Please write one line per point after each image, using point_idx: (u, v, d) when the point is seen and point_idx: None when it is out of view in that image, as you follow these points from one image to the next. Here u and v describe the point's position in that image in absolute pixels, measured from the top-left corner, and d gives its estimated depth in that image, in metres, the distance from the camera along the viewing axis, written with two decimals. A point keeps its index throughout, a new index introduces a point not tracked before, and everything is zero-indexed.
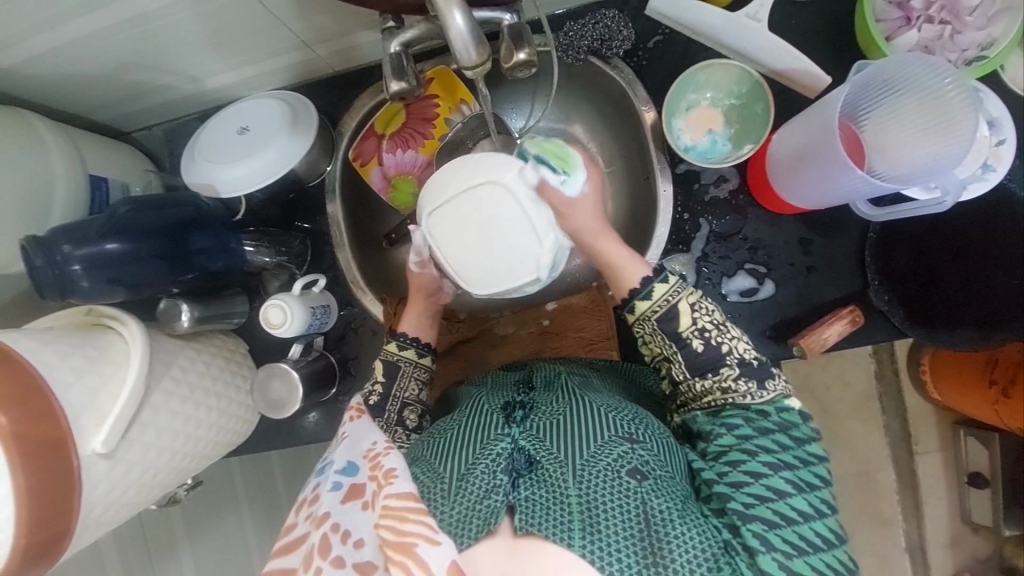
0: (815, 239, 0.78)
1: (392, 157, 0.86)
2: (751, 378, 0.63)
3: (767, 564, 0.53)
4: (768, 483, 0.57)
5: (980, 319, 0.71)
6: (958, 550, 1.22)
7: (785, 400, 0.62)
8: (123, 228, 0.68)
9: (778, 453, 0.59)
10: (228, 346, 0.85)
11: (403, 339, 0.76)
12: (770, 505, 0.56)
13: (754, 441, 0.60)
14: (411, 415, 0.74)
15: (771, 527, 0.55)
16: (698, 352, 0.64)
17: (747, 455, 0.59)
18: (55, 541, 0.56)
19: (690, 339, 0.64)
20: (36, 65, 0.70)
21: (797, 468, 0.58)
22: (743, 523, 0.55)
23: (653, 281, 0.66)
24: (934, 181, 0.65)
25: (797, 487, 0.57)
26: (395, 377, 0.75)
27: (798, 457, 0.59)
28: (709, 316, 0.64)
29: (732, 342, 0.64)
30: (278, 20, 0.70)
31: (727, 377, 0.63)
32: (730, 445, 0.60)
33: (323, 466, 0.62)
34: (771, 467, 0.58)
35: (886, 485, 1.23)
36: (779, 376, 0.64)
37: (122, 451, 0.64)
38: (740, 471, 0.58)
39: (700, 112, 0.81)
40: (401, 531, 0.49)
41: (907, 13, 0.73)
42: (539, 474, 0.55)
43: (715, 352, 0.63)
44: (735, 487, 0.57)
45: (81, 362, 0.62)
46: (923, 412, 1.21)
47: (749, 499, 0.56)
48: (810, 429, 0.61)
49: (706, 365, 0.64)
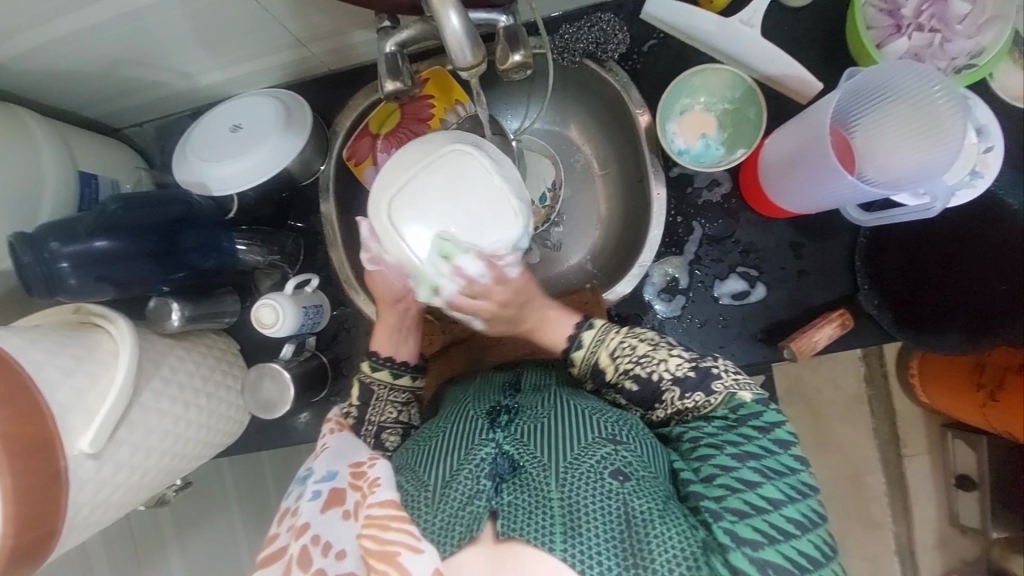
0: (806, 243, 0.79)
1: (386, 157, 0.85)
2: (695, 391, 0.63)
3: (738, 559, 0.52)
4: (738, 476, 0.57)
5: (967, 324, 0.72)
6: (945, 552, 1.24)
7: (737, 396, 0.62)
8: (113, 226, 0.67)
9: (743, 444, 0.59)
10: (219, 345, 0.84)
11: (375, 360, 0.75)
12: (740, 496, 0.56)
13: (718, 436, 0.60)
14: (391, 439, 0.73)
15: (740, 518, 0.54)
16: (633, 390, 0.65)
17: (714, 449, 0.59)
18: (41, 542, 0.55)
19: (623, 383, 0.66)
20: (26, 60, 0.69)
21: (763, 458, 0.58)
22: (714, 520, 0.55)
23: (579, 334, 0.70)
24: (922, 187, 0.66)
25: (764, 475, 0.57)
26: (369, 401, 0.73)
27: (765, 447, 0.59)
28: (629, 356, 0.66)
29: (660, 366, 0.64)
30: (272, 18, 0.70)
31: (672, 400, 0.64)
32: (698, 441, 0.61)
33: (304, 476, 0.62)
34: (738, 459, 0.58)
35: (874, 488, 1.24)
36: (724, 372, 0.63)
37: (110, 451, 0.63)
38: (710, 465, 0.58)
39: (695, 116, 0.81)
40: (383, 541, 0.50)
41: (897, 21, 0.75)
42: (522, 478, 0.55)
43: (650, 384, 0.64)
44: (707, 482, 0.58)
45: (69, 361, 0.61)
46: (912, 414, 1.22)
47: (720, 492, 0.56)
48: (776, 417, 0.61)
49: (649, 399, 0.65)
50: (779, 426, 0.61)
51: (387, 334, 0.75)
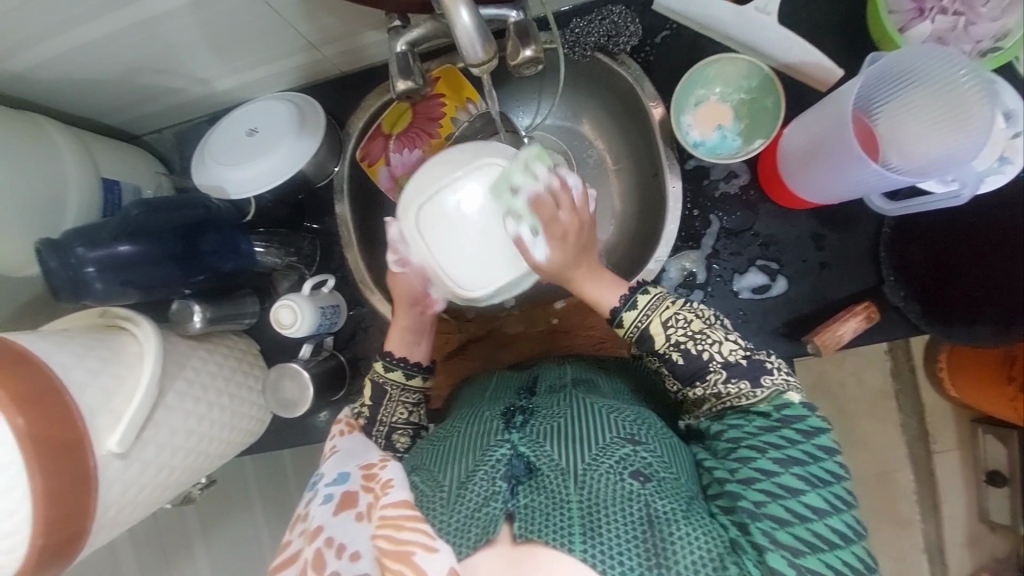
0: (827, 234, 0.77)
1: (398, 157, 0.87)
2: (741, 379, 0.62)
3: (777, 562, 0.52)
4: (779, 481, 0.56)
5: (999, 316, 0.69)
6: (977, 549, 1.20)
7: (783, 396, 0.61)
8: (136, 231, 0.69)
9: (785, 448, 0.58)
10: (239, 346, 0.85)
11: (389, 360, 0.74)
12: (781, 502, 0.55)
13: (759, 437, 0.59)
14: (403, 439, 0.73)
15: (781, 525, 0.54)
16: (680, 363, 0.63)
17: (757, 451, 0.58)
18: (70, 541, 0.56)
19: (670, 354, 0.63)
20: (49, 70, 0.70)
21: (808, 464, 0.57)
22: (752, 521, 0.54)
23: (635, 295, 0.66)
24: (951, 174, 0.63)
25: (808, 482, 0.56)
26: (382, 401, 0.73)
27: (808, 452, 0.58)
28: (683, 328, 0.63)
29: (714, 347, 0.62)
30: (285, 21, 0.71)
31: (716, 382, 0.62)
32: (738, 441, 0.60)
33: (315, 481, 0.62)
34: (780, 464, 0.57)
35: (903, 485, 1.21)
36: (775, 369, 0.63)
37: (137, 451, 0.65)
38: (750, 467, 0.57)
39: (709, 108, 0.80)
40: (398, 541, 0.50)
41: (919, 5, 0.72)
42: (539, 480, 0.55)
43: (698, 362, 0.62)
44: (746, 484, 0.57)
45: (96, 363, 0.62)
46: (941, 409, 1.19)
47: (760, 497, 0.55)
48: (819, 423, 0.60)
49: (692, 375, 0.63)
50: (822, 432, 0.60)
51: (401, 335, 0.75)
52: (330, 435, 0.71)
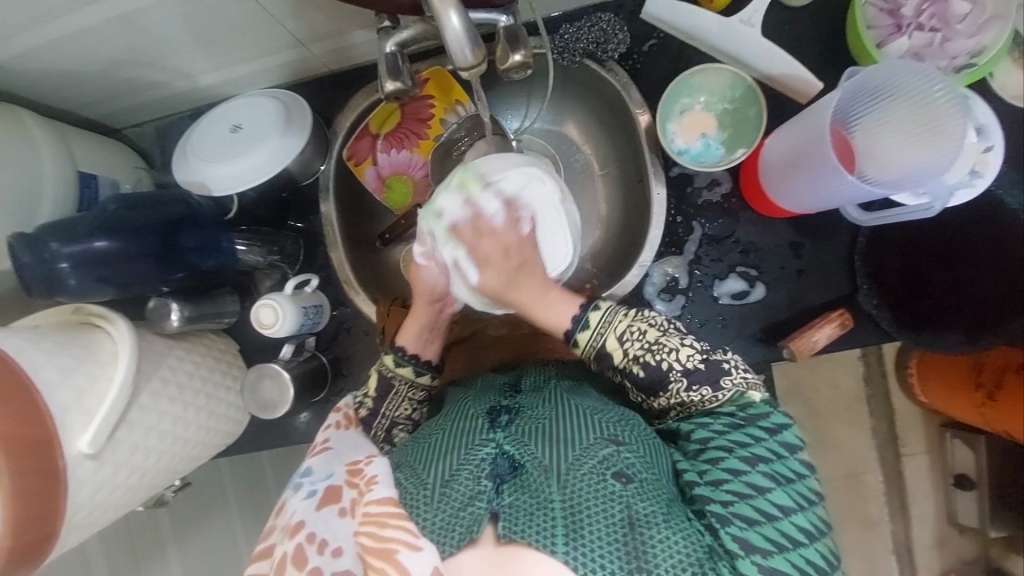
0: (805, 242, 0.79)
1: (386, 157, 0.87)
2: (702, 385, 0.63)
3: (746, 567, 0.53)
4: (747, 480, 0.57)
5: (970, 324, 0.72)
6: (943, 551, 1.24)
7: (744, 396, 0.63)
8: (112, 227, 0.67)
9: (752, 446, 0.59)
10: (218, 346, 0.84)
11: (401, 356, 0.73)
12: (749, 502, 0.56)
13: (726, 436, 0.60)
14: (400, 434, 0.73)
15: (750, 525, 0.54)
16: (640, 375, 0.65)
17: (724, 451, 0.59)
18: (39, 543, 0.55)
19: (630, 368, 0.65)
20: (27, 60, 0.69)
21: (773, 462, 0.59)
22: (722, 526, 0.54)
23: (587, 312, 0.67)
24: (923, 188, 0.66)
25: (774, 480, 0.57)
26: (387, 394, 0.73)
27: (772, 449, 0.59)
28: (637, 340, 0.65)
29: (671, 356, 0.64)
30: (273, 18, 0.70)
31: (678, 391, 0.64)
32: (707, 442, 0.60)
33: (302, 475, 0.62)
34: (748, 463, 0.58)
35: (874, 487, 1.24)
36: (735, 370, 0.64)
37: (108, 453, 0.63)
38: (720, 469, 0.58)
39: (694, 116, 0.81)
40: (382, 538, 0.51)
41: (897, 21, 0.75)
42: (524, 479, 0.55)
43: (657, 372, 0.64)
44: (715, 486, 0.57)
45: (68, 361, 0.61)
46: (911, 414, 1.23)
47: (729, 498, 0.56)
48: (782, 420, 0.62)
49: (654, 385, 0.65)
50: (785, 429, 0.61)
51: (418, 331, 0.72)
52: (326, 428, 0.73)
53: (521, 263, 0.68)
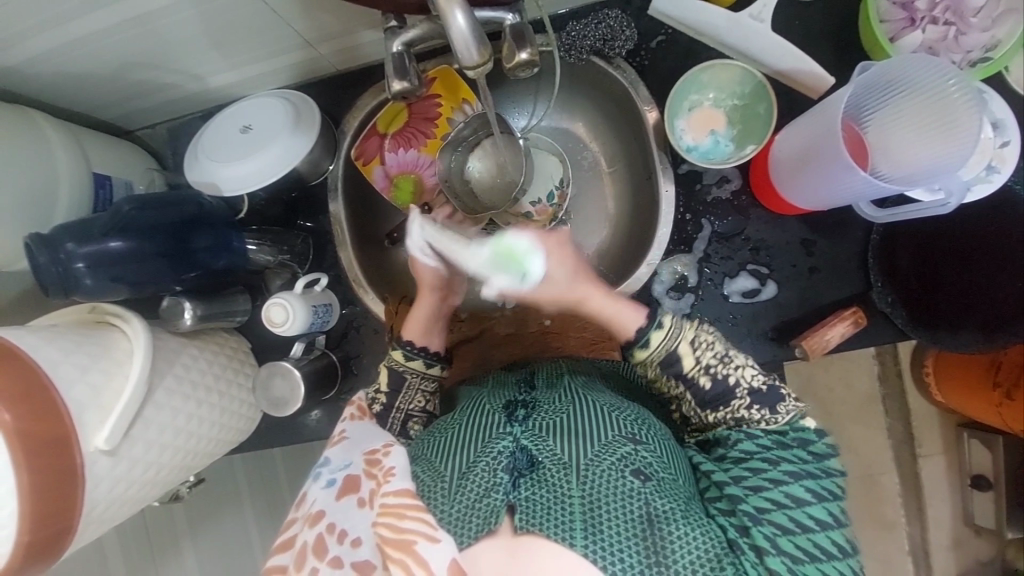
0: (818, 240, 0.78)
1: (393, 157, 0.86)
2: (763, 405, 0.63)
3: (776, 565, 0.54)
4: (786, 490, 0.58)
5: (983, 322, 0.70)
6: (960, 552, 1.22)
7: (801, 420, 0.63)
8: (127, 227, 0.68)
9: (799, 462, 0.60)
10: (231, 344, 0.85)
11: (409, 349, 0.73)
12: (787, 512, 0.57)
13: (772, 451, 0.60)
14: (416, 427, 0.74)
15: (784, 533, 0.56)
16: (706, 388, 0.64)
17: (768, 463, 0.59)
18: (57, 538, 0.56)
19: (697, 378, 0.64)
20: (41, 63, 0.70)
21: (819, 478, 0.59)
22: (754, 525, 0.56)
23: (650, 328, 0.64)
24: (938, 184, 0.64)
25: (817, 496, 0.58)
26: (400, 389, 0.73)
27: (818, 468, 0.60)
28: (710, 351, 0.64)
29: (737, 373, 0.63)
30: (281, 19, 0.71)
31: (739, 408, 0.63)
32: (751, 453, 0.60)
33: (319, 471, 0.62)
34: (792, 476, 0.59)
35: (889, 488, 1.23)
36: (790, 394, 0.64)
37: (125, 448, 0.64)
38: (760, 477, 0.59)
39: (703, 112, 0.81)
40: (400, 529, 0.50)
41: (911, 14, 0.73)
42: (541, 474, 0.55)
43: (722, 386, 0.63)
44: (752, 491, 0.58)
45: (85, 359, 0.62)
46: (927, 415, 1.21)
47: (765, 504, 0.57)
48: (829, 447, 0.62)
49: (716, 399, 0.64)
50: (832, 455, 0.62)
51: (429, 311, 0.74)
52: (342, 418, 0.73)
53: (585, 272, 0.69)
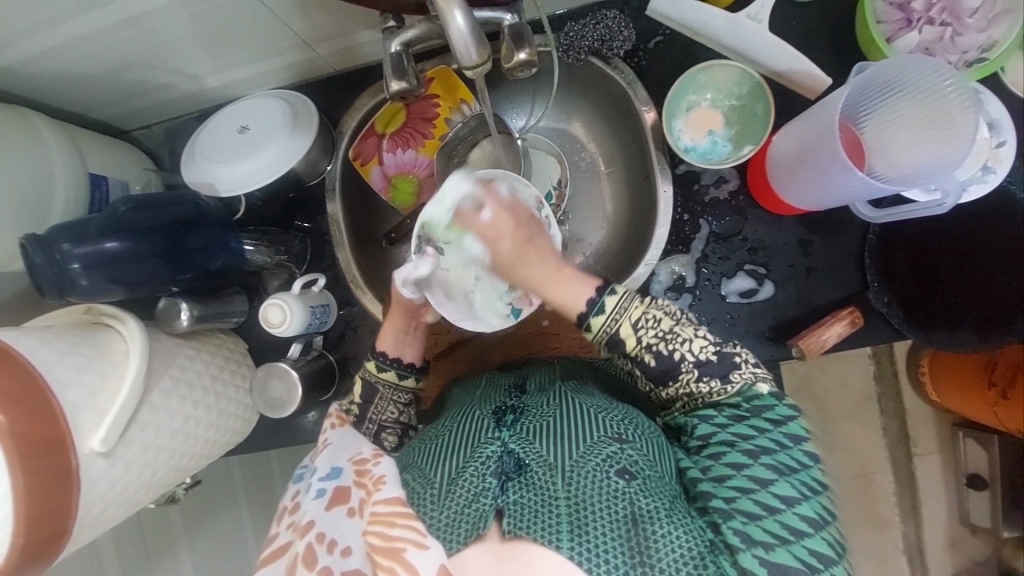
0: (815, 240, 0.78)
1: (392, 157, 0.88)
2: (712, 377, 0.63)
3: (749, 561, 0.53)
4: (749, 474, 0.58)
5: (979, 320, 0.71)
6: (956, 551, 1.23)
7: (751, 389, 0.63)
8: (122, 227, 0.68)
9: (757, 438, 0.60)
10: (227, 345, 0.85)
11: (381, 360, 0.74)
12: (751, 496, 0.56)
13: (729, 430, 0.61)
14: (390, 437, 0.74)
15: (752, 520, 0.55)
16: (652, 364, 0.64)
17: (727, 446, 0.60)
18: (52, 541, 0.55)
19: (642, 356, 0.65)
20: (36, 62, 0.69)
21: (775, 452, 0.59)
22: (724, 521, 0.55)
23: (603, 297, 0.66)
24: (933, 184, 0.65)
25: (778, 471, 0.58)
26: (372, 400, 0.74)
27: (777, 440, 0.60)
28: (652, 329, 0.64)
29: (685, 346, 0.63)
30: (278, 19, 0.70)
31: (688, 382, 0.64)
32: (710, 437, 0.61)
33: (302, 474, 0.63)
34: (751, 456, 0.59)
35: (885, 487, 1.23)
36: (743, 364, 0.64)
37: (120, 450, 0.64)
38: (722, 464, 0.59)
39: (701, 112, 0.81)
40: (389, 537, 0.50)
41: (908, 15, 0.73)
42: (528, 477, 0.55)
43: (670, 362, 0.64)
44: (719, 482, 0.58)
45: (81, 360, 0.61)
46: (923, 414, 1.21)
47: (732, 494, 0.57)
48: (788, 410, 0.62)
49: (664, 375, 0.64)
50: (792, 421, 0.61)
51: (393, 338, 0.74)
52: (323, 429, 0.70)
53: (532, 234, 0.71)
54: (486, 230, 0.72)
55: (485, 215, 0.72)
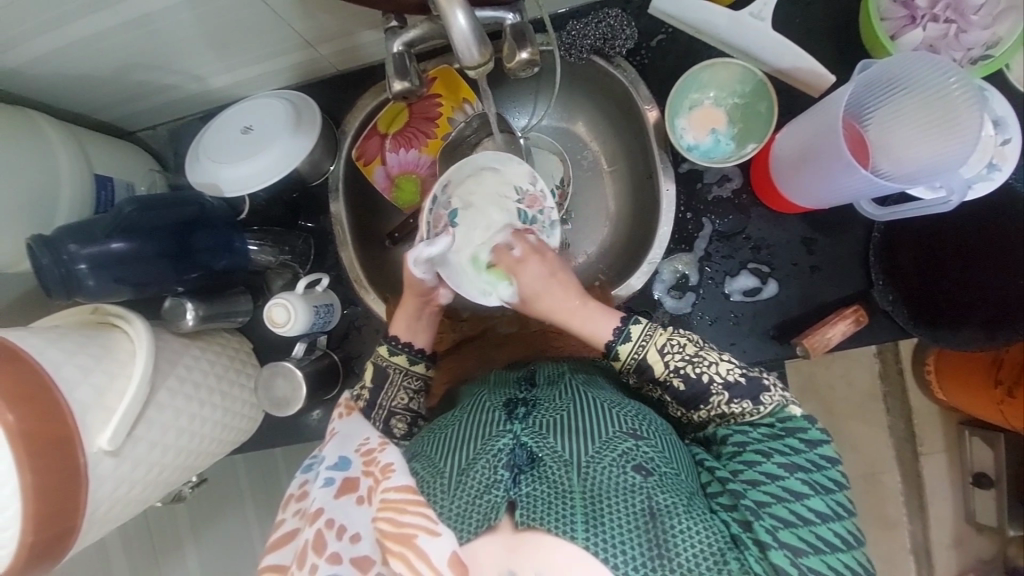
0: (819, 238, 0.78)
1: (395, 157, 0.88)
2: (743, 398, 0.63)
3: (778, 559, 0.54)
4: (784, 484, 0.58)
5: (985, 320, 0.70)
6: (963, 549, 1.22)
7: (784, 410, 0.63)
8: (129, 228, 0.68)
9: (791, 454, 0.59)
10: (232, 344, 0.85)
11: (394, 344, 0.75)
12: (787, 505, 0.57)
13: (765, 443, 0.60)
14: (400, 424, 0.74)
15: (786, 526, 0.55)
16: (681, 390, 0.64)
17: (761, 455, 0.59)
18: (60, 539, 0.56)
19: (670, 381, 0.65)
20: (43, 64, 0.70)
21: (811, 471, 0.59)
22: (755, 519, 0.55)
23: (629, 325, 0.67)
24: (939, 181, 0.63)
25: (813, 488, 0.58)
26: (384, 384, 0.74)
27: (811, 460, 0.60)
28: (679, 353, 0.64)
29: (711, 368, 0.64)
30: (282, 19, 0.71)
31: (718, 404, 0.64)
32: (743, 446, 0.60)
33: (309, 464, 0.63)
34: (785, 468, 0.58)
35: (891, 487, 1.23)
36: (773, 386, 0.64)
37: (128, 449, 0.64)
38: (755, 470, 0.58)
39: (703, 111, 0.81)
40: (400, 523, 0.50)
41: (912, 12, 0.73)
42: (541, 470, 0.55)
43: (698, 386, 0.64)
44: (750, 485, 0.58)
45: (87, 360, 0.62)
46: (929, 413, 1.21)
47: (764, 498, 0.57)
48: (820, 433, 0.61)
49: (694, 399, 0.65)
50: (824, 441, 0.61)
51: (406, 320, 0.75)
52: (331, 418, 0.70)
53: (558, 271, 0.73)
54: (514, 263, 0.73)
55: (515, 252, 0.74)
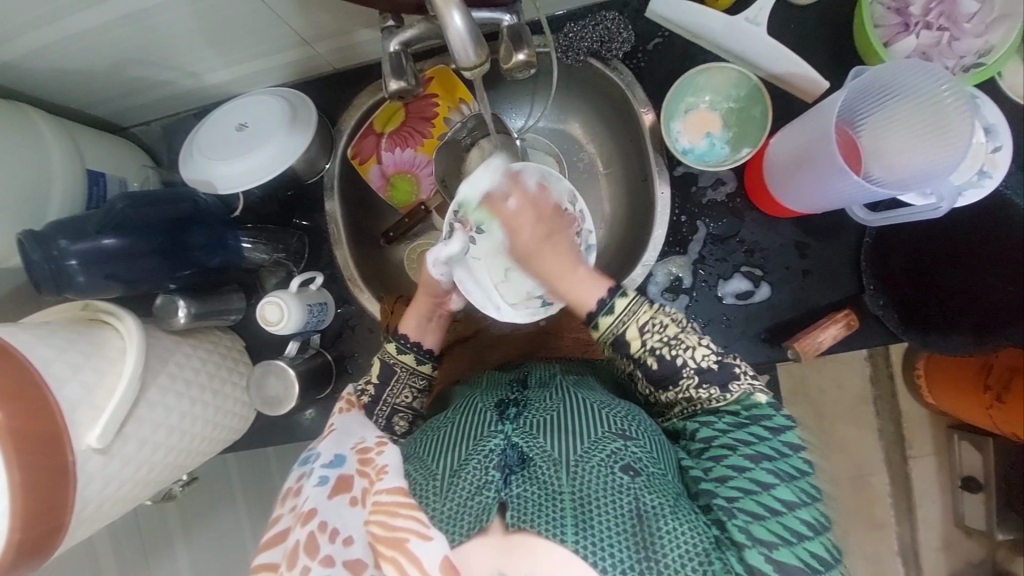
0: (811, 243, 0.79)
1: (391, 155, 0.88)
2: (713, 384, 0.63)
3: (755, 557, 0.54)
4: (751, 477, 0.58)
5: (975, 324, 0.71)
6: (950, 552, 1.23)
7: (750, 398, 0.63)
8: (121, 224, 0.68)
9: (756, 444, 0.60)
10: (225, 342, 0.85)
11: (403, 343, 0.74)
12: (755, 498, 0.57)
13: (730, 434, 0.61)
14: (400, 422, 0.75)
15: (756, 520, 0.55)
16: (654, 369, 0.65)
17: (728, 449, 0.60)
18: (49, 537, 0.56)
19: (645, 359, 0.65)
20: (36, 59, 0.70)
21: (775, 459, 0.59)
22: (729, 518, 0.56)
23: (614, 297, 0.67)
24: (930, 187, 0.66)
25: (779, 477, 0.58)
26: (389, 381, 0.74)
27: (775, 448, 0.60)
28: (658, 334, 0.65)
29: (687, 353, 0.64)
30: (278, 17, 0.71)
31: (688, 387, 0.64)
32: (710, 441, 0.61)
33: (309, 456, 0.62)
34: (751, 460, 0.59)
35: (880, 489, 1.23)
36: (743, 373, 0.65)
37: (117, 447, 0.64)
38: (724, 466, 0.59)
39: (699, 115, 0.81)
40: (391, 527, 0.51)
41: (905, 19, 0.74)
42: (532, 471, 0.55)
43: (672, 366, 0.64)
44: (720, 482, 0.58)
45: (77, 357, 0.61)
46: (918, 416, 1.22)
47: (733, 493, 0.57)
48: (785, 420, 0.62)
49: (665, 379, 0.65)
50: (788, 428, 0.62)
51: (417, 320, 0.74)
52: (332, 412, 0.70)
53: (554, 231, 0.70)
54: (510, 215, 0.70)
55: (510, 204, 0.70)
